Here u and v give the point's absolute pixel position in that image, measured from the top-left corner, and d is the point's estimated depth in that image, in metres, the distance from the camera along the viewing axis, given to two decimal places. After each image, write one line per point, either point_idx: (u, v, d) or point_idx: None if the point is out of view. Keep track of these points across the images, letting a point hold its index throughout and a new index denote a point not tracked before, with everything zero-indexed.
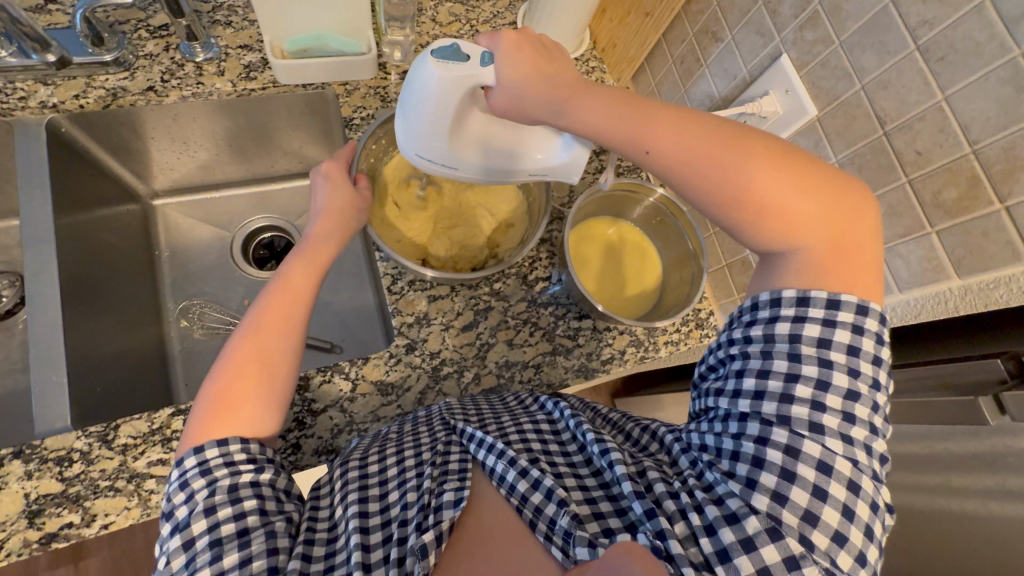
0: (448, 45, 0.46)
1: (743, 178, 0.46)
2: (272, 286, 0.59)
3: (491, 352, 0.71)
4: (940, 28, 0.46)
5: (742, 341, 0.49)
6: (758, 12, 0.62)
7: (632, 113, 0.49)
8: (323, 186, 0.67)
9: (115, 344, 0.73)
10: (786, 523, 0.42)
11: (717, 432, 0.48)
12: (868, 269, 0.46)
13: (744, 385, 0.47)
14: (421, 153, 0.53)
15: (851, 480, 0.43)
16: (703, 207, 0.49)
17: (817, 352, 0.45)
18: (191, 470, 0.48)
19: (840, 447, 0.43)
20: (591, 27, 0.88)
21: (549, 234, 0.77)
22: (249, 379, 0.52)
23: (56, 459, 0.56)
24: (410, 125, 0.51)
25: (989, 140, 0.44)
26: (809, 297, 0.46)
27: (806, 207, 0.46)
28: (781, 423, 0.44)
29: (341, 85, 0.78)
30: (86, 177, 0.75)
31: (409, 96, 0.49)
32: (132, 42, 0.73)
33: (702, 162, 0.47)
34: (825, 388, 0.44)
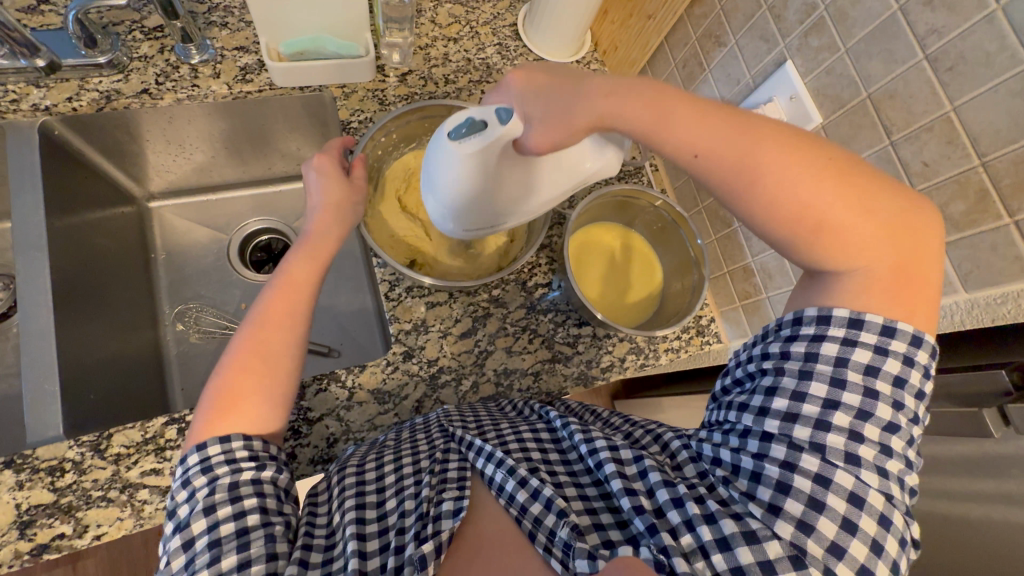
0: (463, 121, 0.46)
1: (797, 191, 0.44)
2: (274, 280, 0.58)
3: (490, 360, 0.70)
4: (949, 37, 0.45)
5: (776, 356, 0.48)
6: (762, 16, 0.61)
7: (683, 116, 0.48)
8: (318, 181, 0.64)
9: (110, 350, 0.73)
10: (810, 553, 0.41)
11: (734, 447, 0.47)
12: (925, 294, 0.44)
13: (773, 404, 0.46)
14: (459, 220, 0.54)
15: (882, 515, 0.42)
16: (751, 220, 0.47)
17: (862, 380, 0.44)
18: (193, 468, 0.47)
19: (874, 479, 0.42)
20: (593, 28, 0.87)
21: (548, 241, 0.76)
22: (257, 376, 0.51)
23: (48, 468, 0.55)
24: (441, 194, 0.51)
25: (999, 153, 0.44)
26: (862, 320, 0.44)
27: (864, 225, 0.44)
28: (813, 449, 0.43)
29: (339, 88, 0.77)
30: (80, 180, 0.74)
31: (434, 170, 0.49)
32: (126, 43, 0.72)
33: (752, 172, 0.45)
34: (865, 418, 0.43)
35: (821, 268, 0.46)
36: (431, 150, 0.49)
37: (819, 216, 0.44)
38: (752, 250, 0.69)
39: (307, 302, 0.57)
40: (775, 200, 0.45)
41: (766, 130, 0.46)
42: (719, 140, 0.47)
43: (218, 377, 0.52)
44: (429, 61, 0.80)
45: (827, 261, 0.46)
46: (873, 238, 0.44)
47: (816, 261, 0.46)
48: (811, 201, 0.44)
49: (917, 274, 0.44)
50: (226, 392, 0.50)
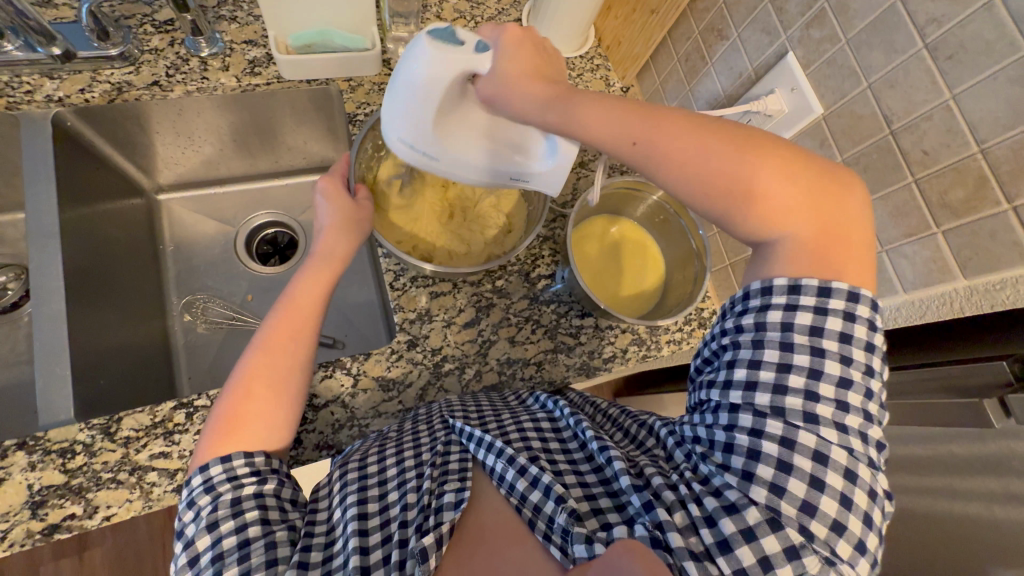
0: (444, 31, 0.47)
1: (734, 169, 0.45)
2: (280, 306, 0.60)
3: (493, 349, 0.71)
4: (948, 27, 0.45)
5: (732, 330, 0.49)
6: (764, 9, 0.62)
7: (627, 111, 0.49)
8: (324, 206, 0.66)
9: (119, 338, 0.74)
10: (785, 514, 0.42)
11: (709, 424, 0.48)
12: (861, 261, 0.45)
13: (734, 375, 0.47)
14: (404, 137, 0.52)
15: (848, 468, 0.42)
16: (689, 198, 0.48)
17: (809, 340, 0.44)
18: (196, 488, 0.49)
19: (834, 436, 0.43)
20: (596, 24, 0.88)
21: (551, 232, 0.77)
22: (259, 398, 0.53)
23: (59, 451, 0.56)
24: (394, 103, 0.50)
25: (997, 140, 0.44)
26: (800, 285, 0.45)
27: (787, 189, 0.45)
28: (774, 414, 0.44)
29: (345, 81, 0.78)
30: (92, 171, 0.76)
31: (399, 74, 0.49)
32: (137, 37, 0.73)
33: (688, 151, 0.46)
34: (818, 377, 0.44)
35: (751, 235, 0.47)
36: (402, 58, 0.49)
37: (747, 184, 0.45)
38: None
39: (312, 327, 0.59)
40: (702, 173, 0.46)
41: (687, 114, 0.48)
42: (661, 128, 0.48)
43: (223, 402, 0.53)
44: None
45: (757, 229, 0.46)
46: (795, 202, 0.45)
47: (747, 230, 0.47)
48: (746, 178, 0.45)
49: (843, 234, 0.45)
50: (231, 414, 0.52)
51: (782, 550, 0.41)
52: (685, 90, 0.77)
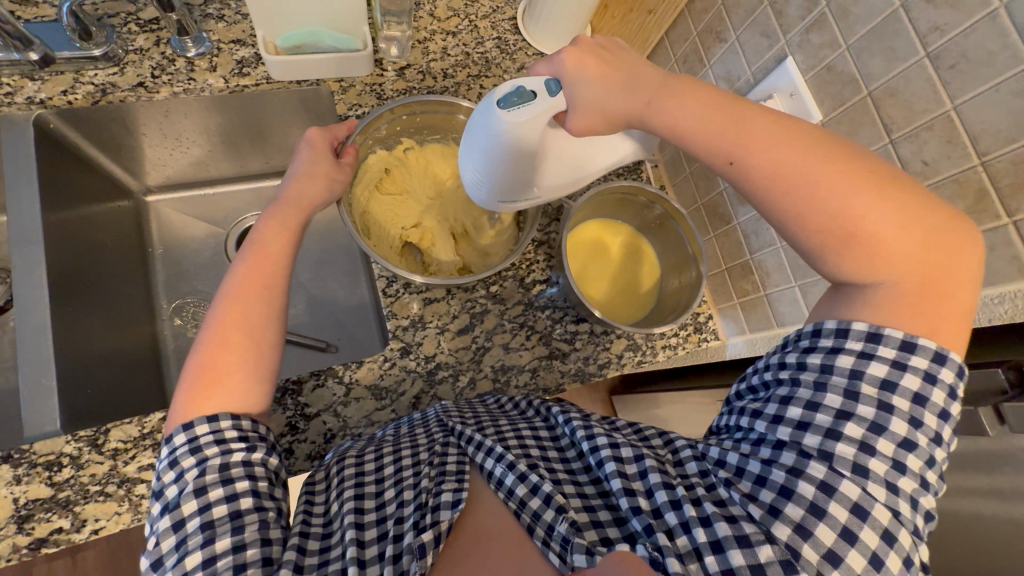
0: (512, 90, 0.47)
1: (829, 200, 0.46)
2: (246, 250, 0.58)
3: (487, 356, 0.70)
4: (951, 35, 0.45)
5: (793, 366, 0.48)
6: (763, 12, 0.61)
7: (725, 122, 0.50)
8: (304, 153, 0.64)
9: (108, 344, 0.72)
10: (804, 557, 0.41)
11: (745, 453, 0.47)
12: (956, 317, 0.44)
13: (789, 412, 0.46)
14: (504, 199, 0.56)
15: (886, 530, 0.41)
16: (780, 226, 0.49)
17: (878, 393, 0.44)
18: (180, 448, 0.46)
19: (881, 493, 0.41)
20: (592, 23, 0.86)
21: (546, 236, 0.76)
22: (238, 349, 0.51)
23: (45, 463, 0.55)
24: (483, 169, 0.52)
25: (999, 152, 0.43)
26: (881, 334, 0.44)
27: (896, 236, 0.45)
28: (822, 458, 0.43)
29: (336, 82, 0.76)
30: (76, 173, 0.74)
31: (478, 139, 0.50)
32: (121, 36, 0.71)
33: (782, 175, 0.47)
34: (880, 432, 0.43)
35: (851, 279, 0.47)
36: (475, 121, 0.51)
37: (855, 226, 0.45)
38: (750, 248, 0.69)
39: (281, 278, 0.57)
40: (801, 207, 0.47)
41: (803, 138, 0.48)
42: (758, 146, 0.48)
43: (195, 355, 0.51)
44: (427, 55, 0.80)
45: (855, 272, 0.46)
46: (907, 251, 0.45)
47: (847, 270, 0.47)
48: (839, 212, 0.46)
49: (949, 291, 0.44)
50: (206, 368, 0.50)
51: None
52: None
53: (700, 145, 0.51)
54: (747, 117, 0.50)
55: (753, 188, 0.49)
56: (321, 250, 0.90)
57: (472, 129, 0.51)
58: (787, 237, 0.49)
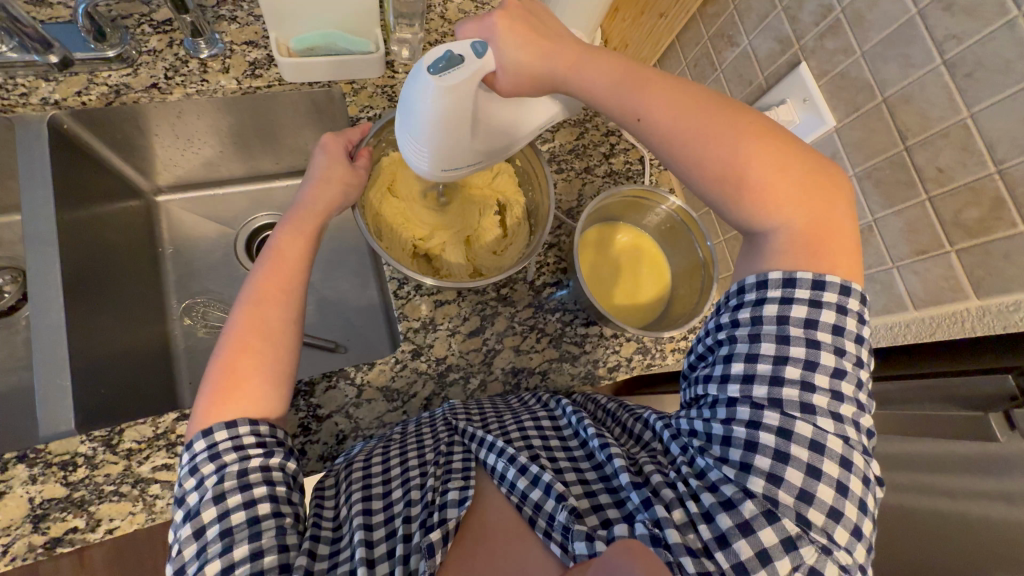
0: (441, 55, 0.46)
1: (729, 153, 0.47)
2: (264, 257, 0.58)
3: (498, 358, 0.70)
4: (968, 43, 0.45)
5: (729, 325, 0.49)
6: (777, 17, 0.61)
7: (629, 78, 0.50)
8: (319, 158, 0.65)
9: (120, 343, 0.73)
10: (782, 503, 0.42)
11: (706, 418, 0.48)
12: (845, 254, 0.46)
13: (732, 370, 0.47)
14: (446, 167, 0.54)
15: (842, 456, 0.43)
16: (688, 181, 0.50)
17: (805, 332, 0.45)
18: (200, 455, 0.47)
19: (830, 426, 0.43)
20: (602, 25, 0.86)
21: (556, 239, 0.76)
22: (257, 354, 0.51)
23: (60, 463, 0.56)
24: (420, 139, 0.50)
25: (1015, 160, 0.43)
26: (794, 279, 0.46)
27: (783, 183, 0.47)
28: (772, 405, 0.45)
29: (348, 84, 0.76)
30: (89, 174, 0.74)
31: (410, 108, 0.48)
32: (134, 37, 0.72)
33: (684, 130, 0.48)
34: (813, 368, 0.45)
35: (747, 225, 0.49)
36: (406, 89, 0.48)
37: (752, 176, 0.47)
38: None
39: (298, 282, 0.57)
40: (705, 160, 0.48)
41: (702, 99, 0.49)
42: (664, 103, 0.49)
43: (216, 360, 0.51)
44: None
45: (751, 218, 0.48)
46: (793, 200, 0.47)
47: (742, 218, 0.49)
48: (738, 164, 0.47)
49: (834, 234, 0.47)
50: (227, 374, 0.50)
51: (780, 542, 0.41)
52: None
53: (609, 105, 0.51)
54: (643, 78, 0.50)
55: (659, 144, 0.50)
56: (330, 251, 0.90)
57: (403, 99, 0.49)
58: (691, 190, 0.50)
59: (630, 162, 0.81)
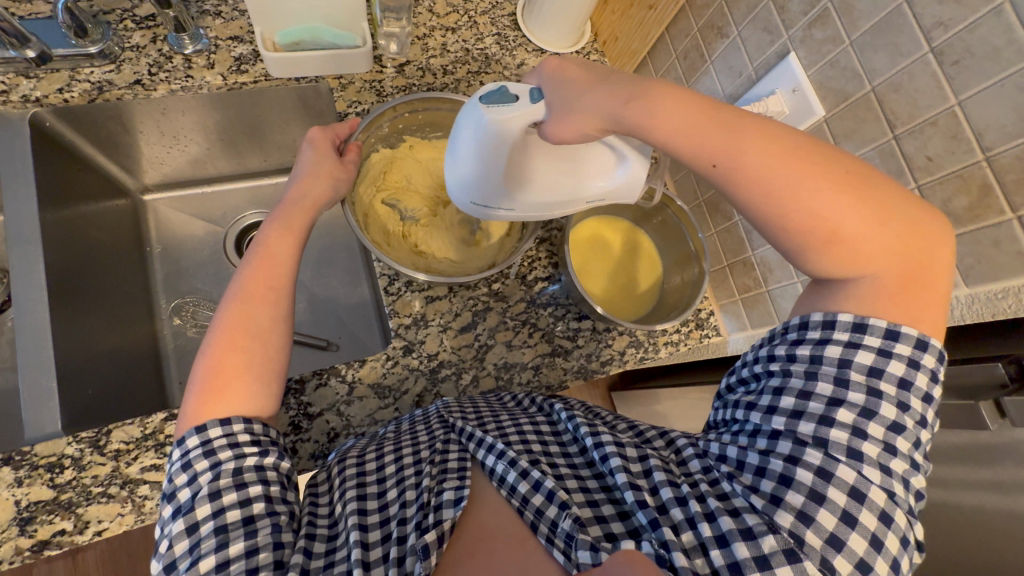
0: (494, 92, 0.49)
1: (815, 204, 0.44)
2: (251, 253, 0.57)
3: (490, 354, 0.70)
4: (955, 30, 0.44)
5: (783, 359, 0.49)
6: (766, 7, 0.61)
7: (700, 119, 0.47)
8: (306, 154, 0.63)
9: (107, 344, 0.72)
10: (808, 544, 0.42)
11: (743, 445, 0.48)
12: (932, 304, 0.45)
13: (781, 402, 0.47)
14: (478, 201, 0.55)
15: (884, 510, 0.42)
16: (767, 233, 0.47)
17: (866, 380, 0.45)
18: (193, 450, 0.46)
19: (876, 476, 0.43)
20: (592, 18, 0.85)
21: (548, 233, 0.76)
22: (246, 352, 0.51)
23: (47, 465, 0.55)
24: (463, 171, 0.53)
25: (1003, 148, 0.43)
26: (866, 324, 0.45)
27: (873, 236, 0.44)
28: (818, 445, 0.44)
29: (335, 79, 0.76)
30: (74, 172, 0.73)
31: (460, 139, 0.52)
32: (117, 33, 0.71)
33: (766, 178, 0.45)
34: (869, 417, 0.44)
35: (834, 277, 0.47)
36: (461, 126, 0.52)
37: (842, 232, 0.45)
38: (752, 244, 0.69)
39: (288, 281, 0.56)
40: (790, 214, 0.45)
41: (786, 147, 0.46)
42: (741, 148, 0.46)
43: (205, 355, 0.50)
44: (427, 52, 0.79)
45: (835, 269, 0.46)
46: (882, 250, 0.45)
47: (824, 268, 0.47)
48: (825, 214, 0.44)
49: (921, 282, 0.45)
50: (216, 370, 0.49)
51: None
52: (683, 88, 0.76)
53: (678, 147, 0.48)
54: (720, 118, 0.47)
55: (738, 193, 0.47)
56: (320, 248, 0.89)
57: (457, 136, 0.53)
58: (770, 240, 0.48)
59: None
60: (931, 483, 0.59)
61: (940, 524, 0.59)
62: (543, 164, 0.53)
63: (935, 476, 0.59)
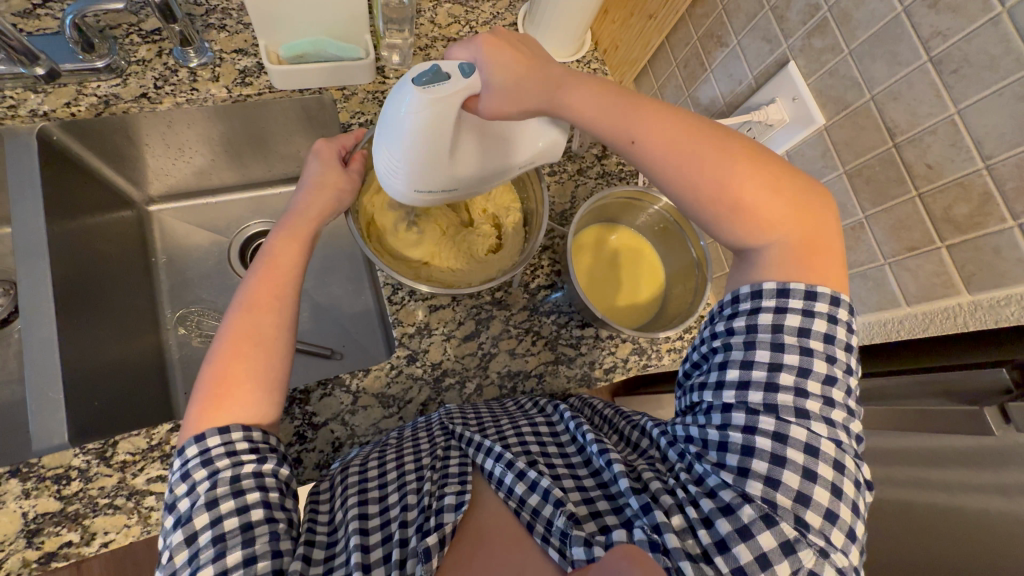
0: (426, 70, 0.46)
1: (722, 180, 0.49)
2: (257, 261, 0.58)
3: (493, 362, 0.70)
4: (953, 40, 0.45)
5: (724, 334, 0.51)
6: (765, 17, 0.61)
7: (612, 102, 0.53)
8: (312, 164, 0.64)
9: (113, 355, 0.72)
10: (780, 506, 0.43)
11: (701, 424, 0.50)
12: (836, 264, 0.49)
13: (727, 376, 0.49)
14: (419, 187, 0.52)
15: (836, 459, 0.45)
16: (685, 207, 0.52)
17: (798, 341, 0.47)
18: (192, 460, 0.47)
19: (823, 429, 0.45)
20: (592, 27, 0.86)
21: (550, 241, 0.76)
22: (249, 359, 0.51)
23: (54, 477, 0.55)
24: (401, 157, 0.49)
25: (1003, 156, 0.44)
26: (789, 289, 0.48)
27: (776, 205, 0.49)
28: (768, 411, 0.46)
29: (339, 90, 0.76)
30: (80, 185, 0.74)
31: (393, 124, 0.48)
32: (123, 47, 0.72)
33: (675, 158, 0.51)
34: (806, 374, 0.47)
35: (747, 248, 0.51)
36: (389, 109, 0.48)
37: (754, 204, 0.49)
38: None
39: (292, 288, 0.57)
40: (702, 190, 0.50)
41: (692, 124, 0.52)
42: (650, 128, 0.52)
43: (210, 361, 0.51)
44: (429, 62, 0.80)
45: (749, 239, 0.51)
46: (785, 215, 0.50)
47: (741, 238, 0.51)
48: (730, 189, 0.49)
49: (823, 243, 0.50)
50: (222, 377, 0.50)
51: (779, 545, 0.42)
52: (683, 96, 0.77)
53: (597, 127, 0.53)
54: (630, 102, 0.53)
55: (653, 167, 0.52)
56: (324, 257, 0.90)
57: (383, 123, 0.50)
58: (688, 213, 0.53)
59: (621, 163, 0.81)
60: (937, 489, 0.59)
61: (948, 531, 0.59)
62: (479, 141, 0.51)
63: (942, 482, 0.58)
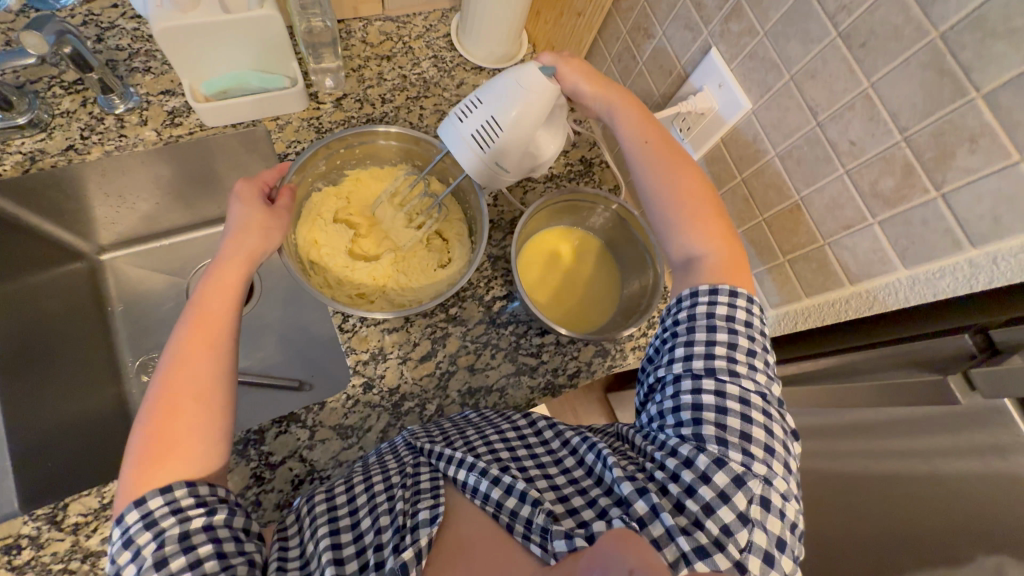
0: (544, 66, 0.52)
1: (687, 194, 0.57)
2: (185, 316, 0.56)
3: (453, 380, 0.69)
4: (857, 13, 0.44)
5: (671, 325, 0.53)
6: (683, 5, 0.60)
7: (642, 118, 0.61)
8: (235, 208, 0.62)
9: (67, 413, 0.71)
10: (730, 444, 0.45)
11: (658, 402, 0.51)
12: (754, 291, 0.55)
13: (676, 353, 0.51)
14: (500, 161, 0.52)
15: (764, 409, 0.47)
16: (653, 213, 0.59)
17: (727, 321, 0.50)
18: (134, 525, 0.45)
19: (751, 384, 0.48)
20: (528, 30, 0.86)
21: (502, 250, 0.75)
22: (187, 413, 0.50)
23: (4, 547, 0.54)
24: (505, 127, 0.50)
25: (918, 127, 0.42)
26: (719, 289, 0.52)
27: (720, 228, 0.56)
28: (709, 373, 0.48)
29: (272, 121, 0.75)
30: (20, 245, 0.73)
31: (507, 95, 0.49)
32: (45, 101, 0.70)
33: (663, 167, 0.59)
34: (736, 347, 0.49)
35: (684, 257, 0.56)
36: (502, 83, 0.50)
37: (693, 210, 0.57)
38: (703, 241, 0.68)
39: (227, 334, 0.56)
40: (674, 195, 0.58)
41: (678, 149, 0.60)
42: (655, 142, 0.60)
43: (143, 422, 0.49)
44: (364, 83, 0.79)
45: (691, 243, 0.56)
46: (723, 238, 0.56)
47: (686, 244, 0.56)
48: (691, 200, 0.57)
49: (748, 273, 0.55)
50: (158, 437, 0.48)
51: (731, 480, 0.43)
52: None
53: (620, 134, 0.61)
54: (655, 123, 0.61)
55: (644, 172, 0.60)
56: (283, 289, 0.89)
57: (482, 101, 0.51)
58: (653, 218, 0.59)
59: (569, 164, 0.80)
60: None
61: None
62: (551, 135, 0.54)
63: None
